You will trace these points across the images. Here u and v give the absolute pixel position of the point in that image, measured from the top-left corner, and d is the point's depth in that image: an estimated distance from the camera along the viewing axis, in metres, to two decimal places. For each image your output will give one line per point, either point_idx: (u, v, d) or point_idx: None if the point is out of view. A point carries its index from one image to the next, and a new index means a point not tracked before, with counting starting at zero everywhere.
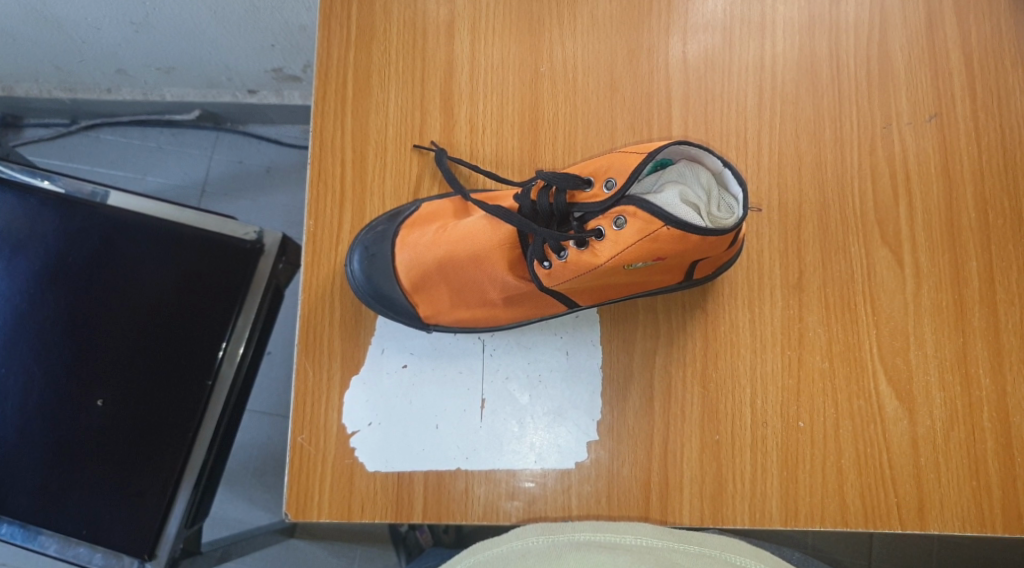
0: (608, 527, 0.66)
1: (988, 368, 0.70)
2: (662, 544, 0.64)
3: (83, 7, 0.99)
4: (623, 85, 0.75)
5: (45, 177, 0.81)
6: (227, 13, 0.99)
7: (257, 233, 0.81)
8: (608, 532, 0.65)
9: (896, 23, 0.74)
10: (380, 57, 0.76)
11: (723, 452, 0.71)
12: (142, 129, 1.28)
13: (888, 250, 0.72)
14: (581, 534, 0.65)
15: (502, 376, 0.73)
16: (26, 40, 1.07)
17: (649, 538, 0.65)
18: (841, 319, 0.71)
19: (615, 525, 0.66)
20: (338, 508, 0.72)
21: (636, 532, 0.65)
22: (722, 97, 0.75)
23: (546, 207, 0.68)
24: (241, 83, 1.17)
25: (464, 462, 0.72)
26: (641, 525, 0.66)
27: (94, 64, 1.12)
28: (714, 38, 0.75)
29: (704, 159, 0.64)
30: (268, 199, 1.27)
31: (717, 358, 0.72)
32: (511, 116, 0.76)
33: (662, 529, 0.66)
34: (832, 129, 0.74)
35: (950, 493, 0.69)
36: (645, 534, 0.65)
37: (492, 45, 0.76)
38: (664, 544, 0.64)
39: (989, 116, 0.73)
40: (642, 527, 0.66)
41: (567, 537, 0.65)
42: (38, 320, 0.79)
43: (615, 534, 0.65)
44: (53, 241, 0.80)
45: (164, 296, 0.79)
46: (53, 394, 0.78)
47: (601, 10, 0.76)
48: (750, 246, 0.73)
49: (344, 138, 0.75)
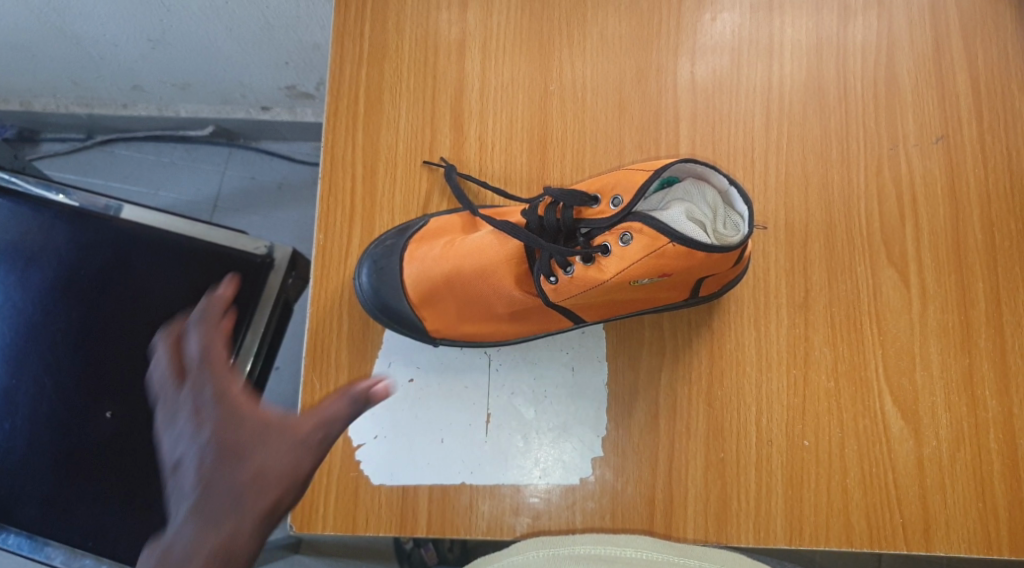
0: (609, 540, 0.63)
1: (995, 390, 0.70)
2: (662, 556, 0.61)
3: (103, 24, 1.01)
4: (632, 104, 0.76)
5: (60, 191, 0.82)
6: (242, 32, 1.01)
7: (267, 248, 0.82)
8: (608, 544, 0.62)
9: (903, 46, 0.75)
10: (391, 74, 0.78)
11: (728, 470, 0.70)
12: (157, 145, 1.30)
13: (895, 270, 0.72)
14: (579, 547, 0.62)
15: (507, 392, 0.74)
16: (45, 55, 1.09)
17: (649, 551, 0.62)
18: (847, 338, 0.71)
19: (616, 538, 0.64)
20: (343, 520, 0.72)
21: (637, 545, 0.62)
22: (729, 116, 0.75)
23: (553, 222, 0.68)
24: (255, 100, 1.19)
25: (468, 476, 0.72)
26: (643, 540, 0.64)
27: (111, 79, 1.15)
28: (722, 60, 0.76)
29: (710, 178, 0.65)
30: (279, 214, 1.29)
31: (722, 376, 0.72)
32: (520, 134, 0.77)
33: (662, 542, 0.64)
34: (839, 149, 0.74)
35: (956, 515, 0.69)
36: (646, 546, 0.62)
37: (503, 64, 0.77)
38: (665, 558, 0.61)
39: (996, 139, 0.73)
40: (643, 541, 0.64)
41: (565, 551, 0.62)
42: (49, 331, 0.80)
43: (615, 546, 0.62)
44: (68, 254, 0.81)
45: (175, 311, 0.80)
46: (64, 405, 0.79)
47: (610, 31, 0.77)
48: (756, 264, 0.73)
49: (355, 153, 0.77)
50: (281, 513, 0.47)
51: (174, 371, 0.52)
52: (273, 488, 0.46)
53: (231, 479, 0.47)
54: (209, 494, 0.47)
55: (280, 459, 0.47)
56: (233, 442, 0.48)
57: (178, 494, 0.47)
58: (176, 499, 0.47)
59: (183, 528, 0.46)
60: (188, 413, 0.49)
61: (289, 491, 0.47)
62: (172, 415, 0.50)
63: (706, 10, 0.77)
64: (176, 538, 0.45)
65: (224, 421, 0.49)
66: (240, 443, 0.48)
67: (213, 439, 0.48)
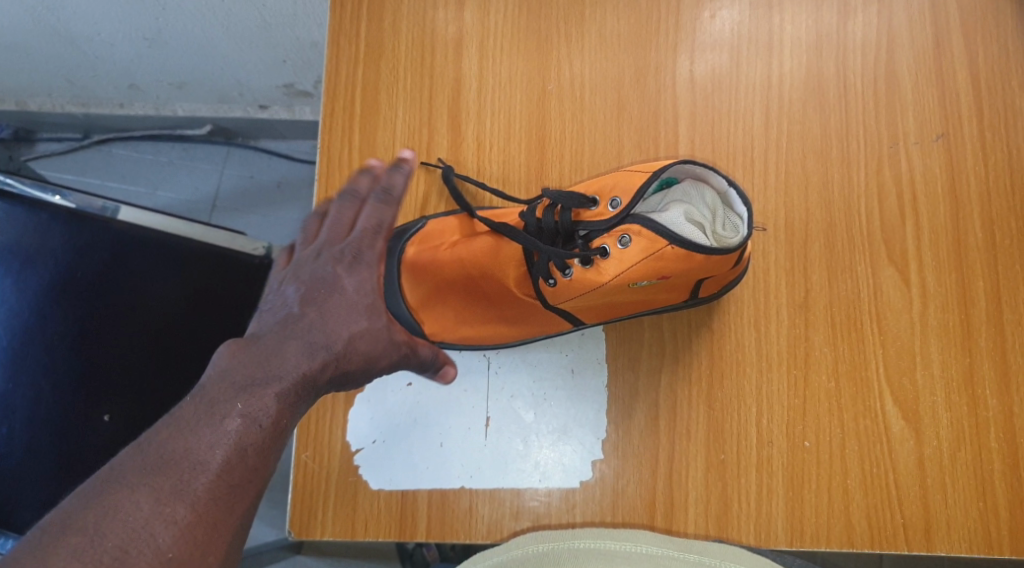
0: (610, 534, 0.64)
1: (996, 389, 0.70)
2: (661, 552, 0.62)
3: (98, 23, 1.01)
4: (630, 103, 0.76)
5: (56, 193, 0.81)
6: (239, 30, 1.00)
7: (264, 248, 0.84)
8: (607, 539, 0.63)
9: (904, 42, 0.75)
10: (388, 75, 0.77)
11: (729, 472, 0.70)
12: (154, 144, 1.29)
13: (895, 269, 0.72)
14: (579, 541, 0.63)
15: (506, 395, 0.73)
16: (41, 55, 1.09)
17: (650, 546, 0.62)
18: (847, 338, 0.71)
19: (616, 533, 0.65)
20: (342, 525, 0.72)
21: (637, 540, 0.63)
22: (728, 114, 0.75)
23: (550, 225, 0.67)
24: (252, 99, 1.19)
25: (468, 480, 0.72)
26: (644, 535, 0.64)
27: (107, 78, 1.14)
28: (721, 57, 0.75)
29: (709, 179, 0.64)
30: (277, 213, 1.28)
31: (722, 377, 0.71)
32: (518, 134, 0.76)
33: (662, 538, 0.64)
34: (839, 147, 0.74)
35: (957, 515, 0.68)
36: (645, 542, 0.63)
37: (500, 64, 0.77)
38: (664, 553, 0.62)
39: (997, 136, 0.73)
40: (644, 535, 0.64)
41: (566, 545, 0.63)
42: (47, 334, 0.80)
43: (615, 541, 0.63)
44: (65, 256, 0.80)
45: (174, 313, 0.81)
46: (63, 408, 0.79)
47: (608, 29, 0.77)
48: (756, 264, 0.73)
49: (352, 155, 0.76)
50: (346, 378, 0.59)
51: (314, 235, 0.63)
52: (358, 362, 0.58)
53: (331, 335, 0.57)
54: (316, 334, 0.57)
55: (374, 344, 0.59)
56: (353, 303, 0.59)
57: (279, 316, 0.58)
58: (285, 323, 0.57)
59: (287, 355, 0.55)
60: (336, 266, 0.60)
61: (360, 374, 0.59)
62: (308, 272, 0.60)
63: (705, 8, 0.76)
64: (278, 359, 0.55)
65: (354, 289, 0.59)
66: (354, 309, 0.59)
67: (337, 293, 0.59)
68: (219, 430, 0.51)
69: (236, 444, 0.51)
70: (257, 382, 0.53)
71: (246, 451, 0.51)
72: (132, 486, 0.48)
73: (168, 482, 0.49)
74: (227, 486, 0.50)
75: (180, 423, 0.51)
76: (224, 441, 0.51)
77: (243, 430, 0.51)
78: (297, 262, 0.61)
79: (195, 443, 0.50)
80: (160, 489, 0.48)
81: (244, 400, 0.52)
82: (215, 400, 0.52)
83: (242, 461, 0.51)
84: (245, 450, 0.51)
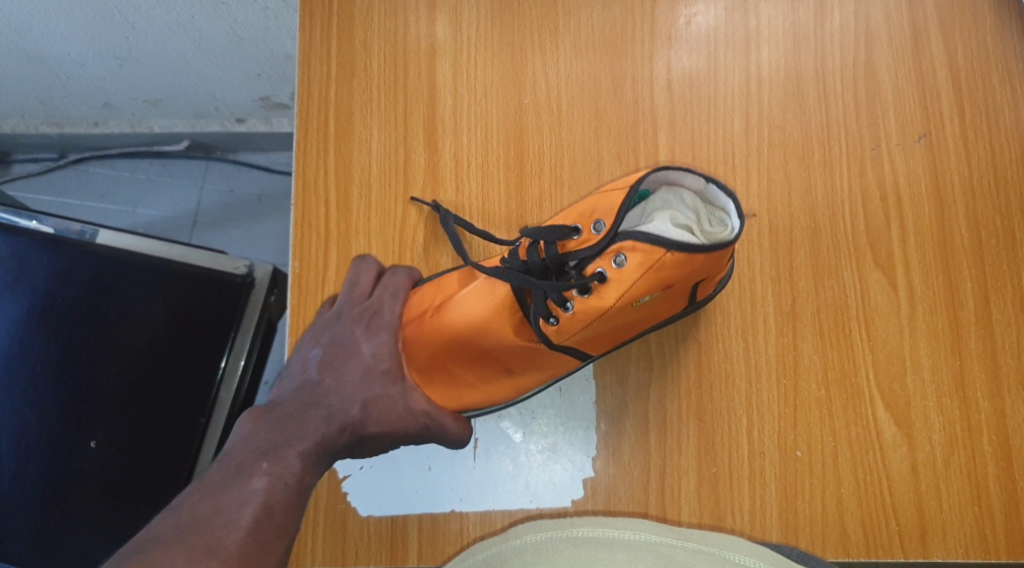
0: (608, 522, 0.63)
1: (987, 391, 0.69)
2: (660, 538, 0.60)
3: (68, 43, 0.99)
4: (608, 114, 0.75)
5: (33, 218, 0.82)
6: (211, 46, 0.99)
7: (246, 266, 0.82)
8: (607, 527, 0.62)
9: (881, 42, 0.74)
10: (361, 94, 0.76)
11: (721, 484, 0.69)
12: (131, 161, 1.27)
13: (882, 273, 0.71)
14: (579, 530, 0.62)
15: (494, 415, 0.73)
16: (11, 76, 1.07)
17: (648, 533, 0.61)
18: (836, 344, 0.70)
19: (615, 522, 0.63)
20: (332, 553, 0.70)
21: (635, 528, 0.62)
22: (708, 121, 0.74)
23: (538, 262, 0.66)
24: (228, 113, 1.17)
25: (458, 504, 0.71)
26: (641, 523, 0.63)
27: (80, 98, 1.12)
28: (698, 62, 0.74)
29: (684, 180, 0.64)
30: (257, 229, 1.26)
31: (711, 390, 0.71)
32: (496, 150, 0.75)
33: (661, 526, 0.63)
34: (821, 150, 0.73)
35: (952, 520, 0.68)
36: (645, 530, 0.62)
37: (474, 79, 0.76)
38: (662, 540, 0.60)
39: (979, 134, 0.72)
40: (640, 523, 0.63)
41: (563, 533, 0.61)
42: (27, 365, 0.78)
43: (613, 529, 0.62)
44: (43, 283, 0.79)
45: (156, 336, 0.79)
46: (46, 438, 0.77)
47: (583, 39, 0.76)
48: (741, 273, 0.72)
49: (328, 176, 0.75)
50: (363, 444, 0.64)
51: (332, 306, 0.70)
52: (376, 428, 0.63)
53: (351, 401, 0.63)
54: (335, 401, 0.63)
55: (392, 410, 0.65)
56: (366, 370, 0.65)
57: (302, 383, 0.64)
58: (306, 388, 0.64)
59: (308, 421, 0.61)
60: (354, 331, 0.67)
61: (378, 437, 0.64)
62: (327, 333, 0.67)
63: (680, 13, 0.75)
64: (299, 423, 0.60)
65: (372, 357, 0.66)
66: (371, 375, 0.65)
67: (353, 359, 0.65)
68: (247, 488, 0.55)
69: (264, 502, 0.55)
70: (280, 445, 0.58)
71: (273, 509, 0.55)
72: (170, 543, 0.52)
73: (201, 540, 0.52)
74: (256, 542, 0.53)
75: (210, 487, 0.55)
76: (250, 501, 0.54)
77: (270, 489, 0.56)
78: (319, 322, 0.68)
79: (225, 504, 0.54)
80: (194, 548, 0.52)
81: (269, 461, 0.57)
82: (241, 462, 0.57)
83: (270, 518, 0.55)
84: (272, 509, 0.55)
